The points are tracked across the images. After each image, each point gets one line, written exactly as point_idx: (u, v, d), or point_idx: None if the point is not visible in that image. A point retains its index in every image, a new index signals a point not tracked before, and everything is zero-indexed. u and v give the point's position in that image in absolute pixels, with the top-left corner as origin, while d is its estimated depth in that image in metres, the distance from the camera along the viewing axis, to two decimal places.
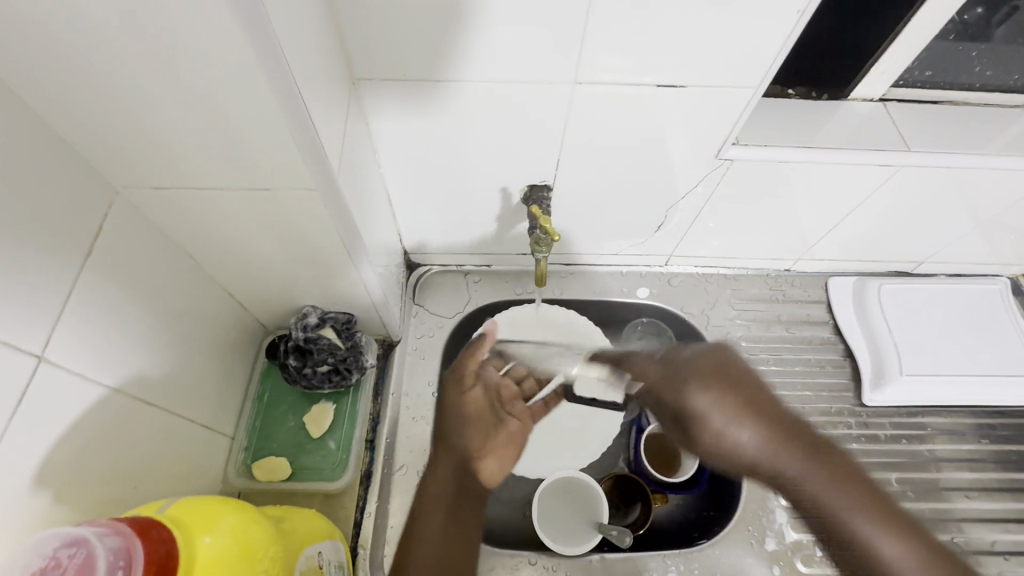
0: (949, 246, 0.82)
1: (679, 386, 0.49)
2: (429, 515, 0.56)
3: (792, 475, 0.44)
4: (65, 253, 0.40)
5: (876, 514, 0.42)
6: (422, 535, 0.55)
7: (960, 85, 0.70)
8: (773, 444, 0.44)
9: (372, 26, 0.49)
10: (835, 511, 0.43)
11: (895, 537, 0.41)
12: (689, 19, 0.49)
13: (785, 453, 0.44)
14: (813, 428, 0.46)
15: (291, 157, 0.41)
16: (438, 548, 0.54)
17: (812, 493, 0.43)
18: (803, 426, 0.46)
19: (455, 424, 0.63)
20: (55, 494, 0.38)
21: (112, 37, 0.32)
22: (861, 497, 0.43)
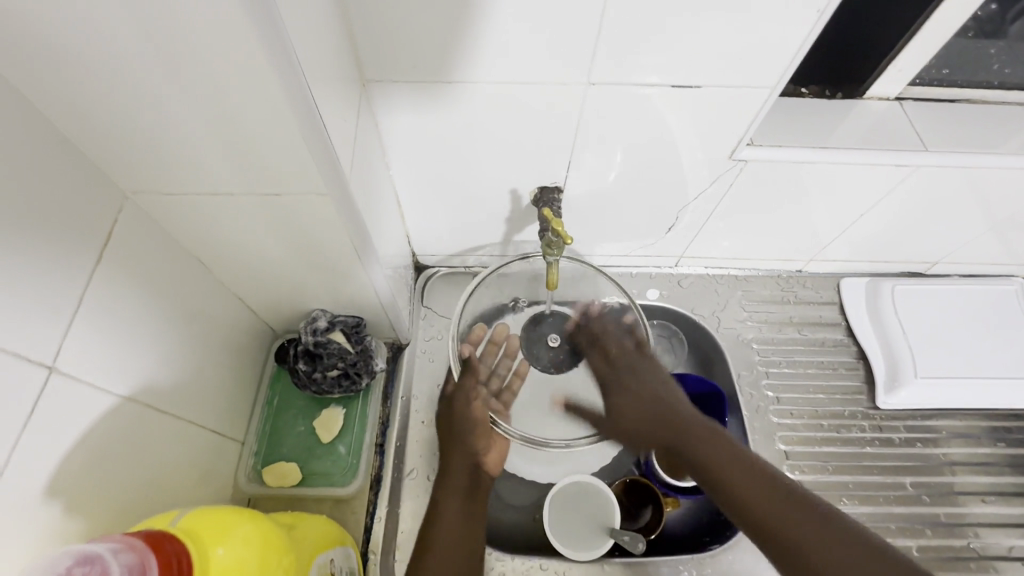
0: (965, 247, 0.80)
1: (614, 384, 0.68)
2: (442, 513, 0.64)
3: (698, 455, 0.59)
4: (76, 259, 0.40)
5: (775, 496, 0.53)
6: (437, 533, 0.62)
7: (979, 83, 0.69)
8: (677, 426, 0.62)
9: (382, 28, 0.48)
10: (737, 487, 0.54)
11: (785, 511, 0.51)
12: (706, 18, 0.48)
13: (690, 435, 0.60)
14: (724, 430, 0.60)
15: (303, 162, 0.41)
16: (450, 548, 0.62)
17: (715, 472, 0.56)
18: (713, 426, 0.61)
19: (465, 434, 0.69)
20: (67, 505, 0.38)
21: (123, 41, 0.32)
22: (763, 484, 0.54)
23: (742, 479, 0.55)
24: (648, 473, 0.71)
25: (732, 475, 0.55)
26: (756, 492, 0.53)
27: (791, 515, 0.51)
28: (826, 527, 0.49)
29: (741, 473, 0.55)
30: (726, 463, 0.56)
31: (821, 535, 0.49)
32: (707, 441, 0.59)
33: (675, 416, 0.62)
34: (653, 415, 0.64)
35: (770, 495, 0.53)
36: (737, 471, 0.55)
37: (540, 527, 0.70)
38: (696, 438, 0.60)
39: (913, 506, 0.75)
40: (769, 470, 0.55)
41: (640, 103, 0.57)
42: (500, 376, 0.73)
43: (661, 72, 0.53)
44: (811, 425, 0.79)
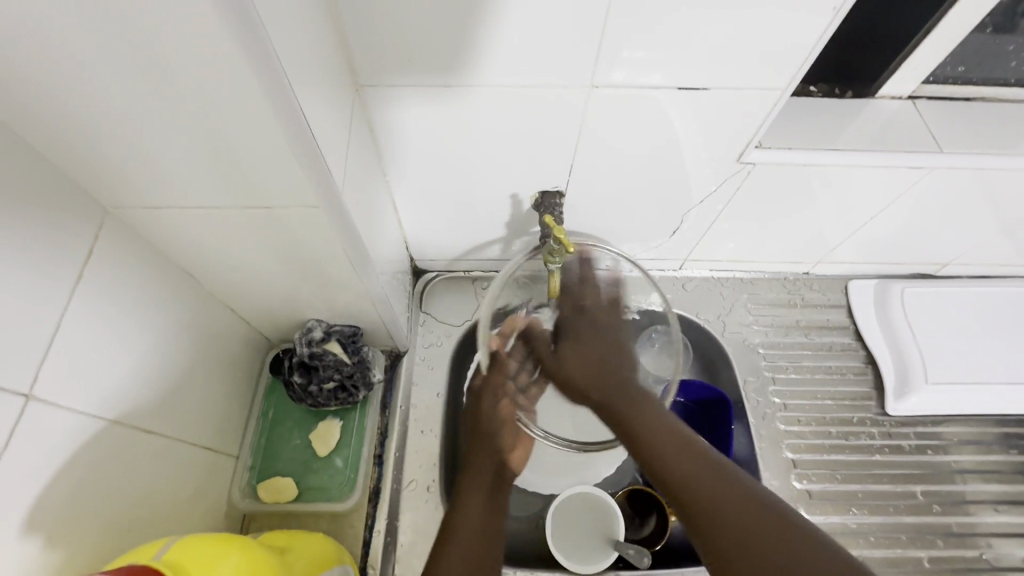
0: (977, 249, 0.78)
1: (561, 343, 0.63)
2: (466, 506, 0.60)
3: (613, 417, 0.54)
4: (55, 280, 0.38)
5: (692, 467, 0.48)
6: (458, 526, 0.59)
7: (994, 81, 0.67)
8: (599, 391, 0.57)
9: (373, 28, 0.46)
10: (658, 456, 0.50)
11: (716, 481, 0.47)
12: (712, 19, 0.46)
13: (618, 404, 0.55)
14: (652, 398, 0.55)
15: (290, 175, 0.39)
16: (473, 541, 0.58)
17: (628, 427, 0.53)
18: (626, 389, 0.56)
19: (493, 433, 0.67)
20: (47, 536, 0.37)
21: (93, 54, 0.30)
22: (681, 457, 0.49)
23: (657, 445, 0.51)
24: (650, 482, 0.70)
25: (659, 445, 0.50)
26: (688, 471, 0.48)
27: (723, 490, 0.46)
28: (777, 514, 0.44)
29: (680, 461, 0.49)
30: (664, 445, 0.51)
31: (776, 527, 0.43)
32: (638, 423, 0.53)
33: (614, 377, 0.57)
34: (617, 388, 0.56)
35: (716, 477, 0.47)
36: (692, 456, 0.49)
37: (543, 539, 0.69)
38: (632, 412, 0.54)
39: (923, 515, 0.73)
40: (684, 437, 0.51)
41: (645, 105, 0.54)
42: (528, 374, 0.69)
43: (666, 73, 0.51)
44: (819, 432, 0.77)
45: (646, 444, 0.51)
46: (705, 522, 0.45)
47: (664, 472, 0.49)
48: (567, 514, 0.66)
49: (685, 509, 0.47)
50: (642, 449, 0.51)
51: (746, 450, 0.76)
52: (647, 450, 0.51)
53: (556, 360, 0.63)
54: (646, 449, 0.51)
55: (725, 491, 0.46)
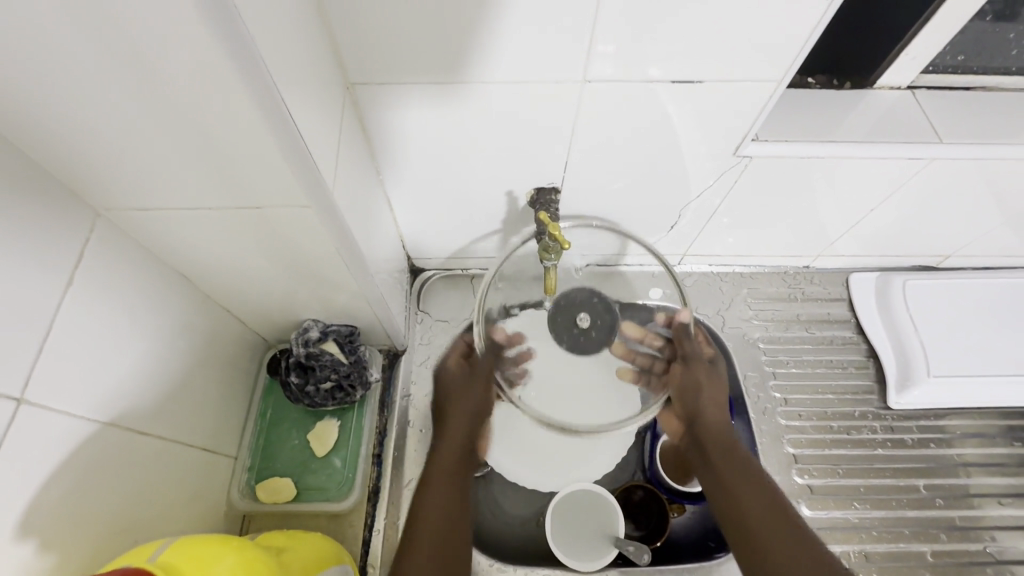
0: (980, 240, 0.78)
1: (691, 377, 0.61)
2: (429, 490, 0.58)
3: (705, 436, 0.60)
4: (46, 284, 0.38)
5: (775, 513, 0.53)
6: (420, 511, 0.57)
7: (994, 69, 0.66)
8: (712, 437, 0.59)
9: (363, 27, 0.46)
10: (727, 481, 0.56)
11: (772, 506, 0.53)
12: (704, 11, 0.46)
13: (721, 448, 0.58)
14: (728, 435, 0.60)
15: (280, 174, 0.39)
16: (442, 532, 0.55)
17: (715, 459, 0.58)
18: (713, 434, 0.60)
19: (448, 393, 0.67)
20: (41, 542, 0.37)
21: (72, 54, 0.30)
22: (759, 497, 0.54)
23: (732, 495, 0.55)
24: (653, 479, 0.70)
25: (743, 499, 0.54)
26: (761, 522, 0.52)
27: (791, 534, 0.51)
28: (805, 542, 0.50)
29: (763, 513, 0.53)
30: (766, 512, 0.53)
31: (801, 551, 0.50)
32: (732, 457, 0.58)
33: (734, 443, 0.59)
34: (715, 422, 0.60)
35: (809, 547, 0.50)
36: (767, 502, 0.54)
37: (542, 537, 0.68)
38: (730, 470, 0.57)
39: (926, 510, 0.73)
40: (777, 505, 0.54)
41: (643, 98, 0.54)
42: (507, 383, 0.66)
43: (665, 65, 0.51)
44: (821, 427, 0.77)
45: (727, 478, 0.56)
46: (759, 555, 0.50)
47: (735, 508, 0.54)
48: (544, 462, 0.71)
49: (736, 536, 0.53)
50: (732, 494, 0.55)
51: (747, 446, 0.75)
52: (731, 496, 0.55)
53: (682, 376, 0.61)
54: (732, 491, 0.55)
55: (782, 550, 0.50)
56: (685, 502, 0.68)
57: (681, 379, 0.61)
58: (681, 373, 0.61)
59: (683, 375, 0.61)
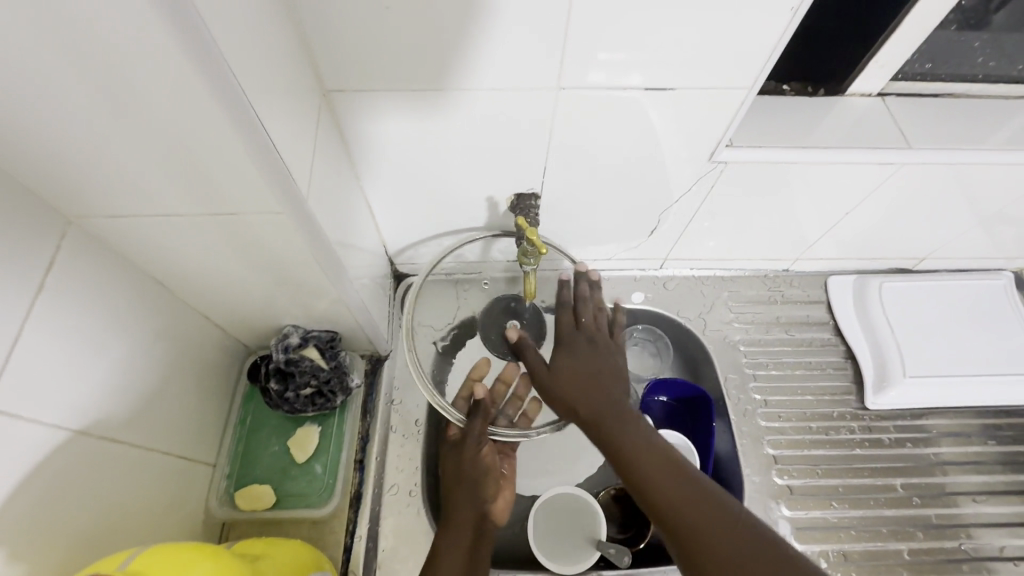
0: (952, 243, 0.79)
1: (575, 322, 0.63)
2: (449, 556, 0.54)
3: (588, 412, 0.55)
4: (15, 290, 0.38)
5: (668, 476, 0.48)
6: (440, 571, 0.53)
7: (962, 77, 0.68)
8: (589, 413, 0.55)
9: (338, 34, 0.46)
10: (642, 462, 0.49)
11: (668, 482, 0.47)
12: (674, 18, 0.46)
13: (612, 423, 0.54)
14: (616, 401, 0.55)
15: (253, 181, 0.39)
16: None
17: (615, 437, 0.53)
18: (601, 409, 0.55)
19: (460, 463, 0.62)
20: (9, 551, 0.37)
21: (38, 62, 0.30)
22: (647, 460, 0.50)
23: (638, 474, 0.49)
24: None
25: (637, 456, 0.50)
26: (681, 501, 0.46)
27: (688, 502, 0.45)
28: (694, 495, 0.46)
29: (682, 495, 0.46)
30: (649, 454, 0.50)
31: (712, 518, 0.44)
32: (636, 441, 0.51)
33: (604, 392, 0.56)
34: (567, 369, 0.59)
35: (704, 500, 0.45)
36: (665, 466, 0.49)
37: (524, 541, 0.69)
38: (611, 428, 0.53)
39: (904, 508, 0.74)
40: (661, 449, 0.50)
41: (618, 106, 0.55)
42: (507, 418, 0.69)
43: (639, 73, 0.51)
44: (800, 428, 0.78)
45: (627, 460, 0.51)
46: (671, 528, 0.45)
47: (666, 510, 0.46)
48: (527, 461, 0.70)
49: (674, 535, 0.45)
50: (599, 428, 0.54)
51: (728, 448, 0.76)
52: (650, 482, 0.48)
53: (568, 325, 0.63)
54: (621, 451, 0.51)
55: (685, 505, 0.45)
56: None
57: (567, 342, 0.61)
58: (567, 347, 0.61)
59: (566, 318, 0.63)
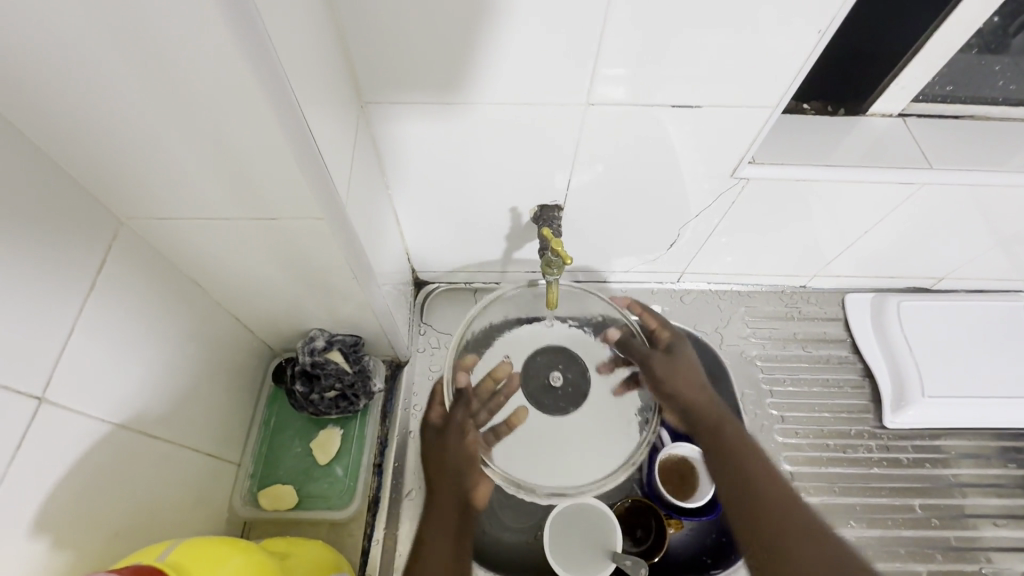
0: (971, 263, 0.79)
1: (671, 371, 0.69)
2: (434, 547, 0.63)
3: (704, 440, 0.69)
4: (69, 286, 0.40)
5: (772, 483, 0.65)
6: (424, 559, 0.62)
7: (983, 99, 0.68)
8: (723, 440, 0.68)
9: (380, 47, 0.48)
10: (738, 453, 0.68)
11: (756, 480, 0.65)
12: (703, 37, 0.48)
13: (744, 453, 0.68)
14: (749, 441, 0.70)
15: (300, 189, 0.41)
16: None
17: (733, 454, 0.67)
18: (731, 434, 0.69)
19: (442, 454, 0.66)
20: (54, 539, 0.38)
21: (111, 71, 0.32)
22: (765, 482, 0.65)
23: (767, 541, 0.61)
24: (650, 493, 0.69)
25: (778, 524, 0.61)
26: (797, 545, 0.59)
27: (792, 533, 0.61)
28: (799, 506, 0.64)
29: (773, 492, 0.64)
30: (772, 496, 0.64)
31: (800, 522, 0.62)
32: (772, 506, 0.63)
33: (728, 435, 0.69)
34: (705, 405, 0.71)
35: (783, 494, 0.64)
36: (775, 477, 0.66)
37: (539, 551, 0.69)
38: (736, 440, 0.69)
39: (922, 529, 0.73)
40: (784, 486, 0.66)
41: (645, 121, 0.56)
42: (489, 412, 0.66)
43: (666, 90, 0.53)
44: (816, 444, 0.78)
45: (781, 538, 0.60)
46: (788, 558, 0.58)
47: (776, 529, 0.61)
48: (518, 457, 0.65)
49: (780, 560, 0.59)
50: (742, 472, 0.66)
51: None
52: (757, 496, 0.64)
53: (671, 378, 0.68)
54: (760, 517, 0.62)
55: (785, 512, 0.62)
56: (682, 518, 0.67)
57: (657, 375, 0.68)
58: (659, 378, 0.68)
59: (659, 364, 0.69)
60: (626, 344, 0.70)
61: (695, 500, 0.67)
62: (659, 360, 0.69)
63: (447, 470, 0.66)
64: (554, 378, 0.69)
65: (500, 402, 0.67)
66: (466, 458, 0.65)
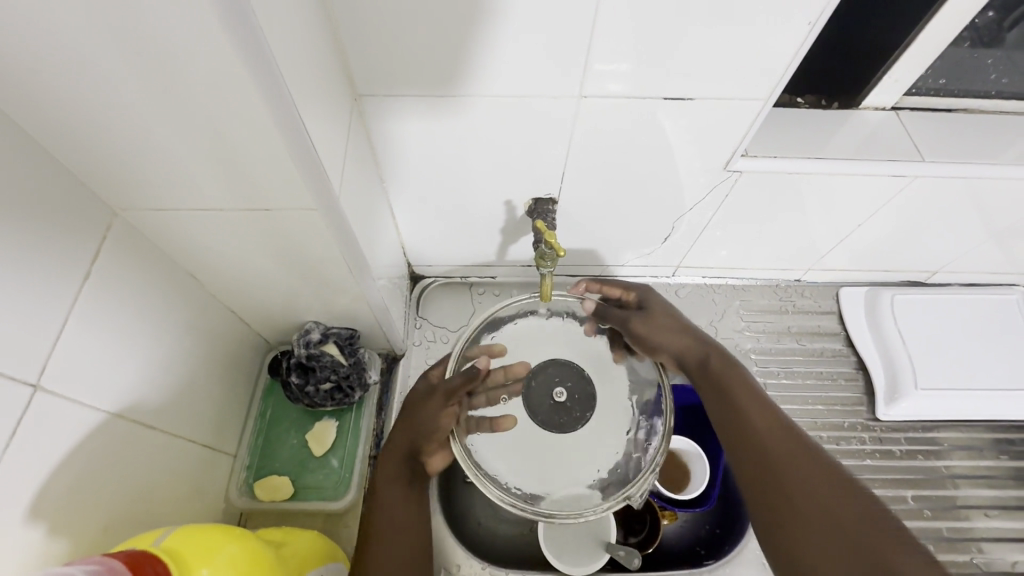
0: (964, 257, 0.80)
1: (648, 330, 0.65)
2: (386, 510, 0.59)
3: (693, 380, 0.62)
4: (64, 277, 0.40)
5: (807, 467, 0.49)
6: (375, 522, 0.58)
7: (976, 93, 0.69)
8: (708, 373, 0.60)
9: (373, 40, 0.48)
10: (743, 412, 0.55)
11: (778, 454, 0.50)
12: (694, 29, 0.48)
13: (764, 421, 0.53)
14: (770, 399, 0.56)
15: (293, 180, 0.41)
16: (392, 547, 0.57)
17: (738, 419, 0.55)
18: (743, 385, 0.57)
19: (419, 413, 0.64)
20: (49, 527, 0.39)
21: (103, 61, 0.32)
22: (792, 453, 0.50)
23: (775, 511, 0.48)
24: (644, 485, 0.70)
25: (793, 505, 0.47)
26: (808, 531, 0.45)
27: (821, 530, 0.45)
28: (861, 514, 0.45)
29: (804, 483, 0.47)
30: (809, 490, 0.47)
31: (856, 522, 0.44)
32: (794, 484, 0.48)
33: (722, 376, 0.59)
34: (680, 345, 0.63)
35: (817, 472, 0.48)
36: (816, 463, 0.49)
37: (534, 543, 0.69)
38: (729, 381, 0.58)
39: (914, 520, 0.74)
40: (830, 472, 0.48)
41: (639, 114, 0.56)
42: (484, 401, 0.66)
43: (660, 83, 0.53)
44: (810, 437, 0.78)
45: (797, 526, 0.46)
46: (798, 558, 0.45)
47: (790, 505, 0.47)
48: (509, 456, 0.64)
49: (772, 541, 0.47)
50: (737, 413, 0.55)
51: None
52: (778, 483, 0.48)
53: (648, 333, 0.65)
54: (766, 482, 0.49)
55: (815, 495, 0.47)
56: (677, 510, 0.68)
57: (638, 334, 0.66)
58: (639, 335, 0.66)
59: (640, 321, 0.66)
60: (603, 314, 0.69)
61: (688, 493, 0.69)
62: (633, 319, 0.67)
63: (414, 429, 0.64)
64: (558, 395, 0.67)
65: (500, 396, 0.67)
66: (436, 426, 0.64)
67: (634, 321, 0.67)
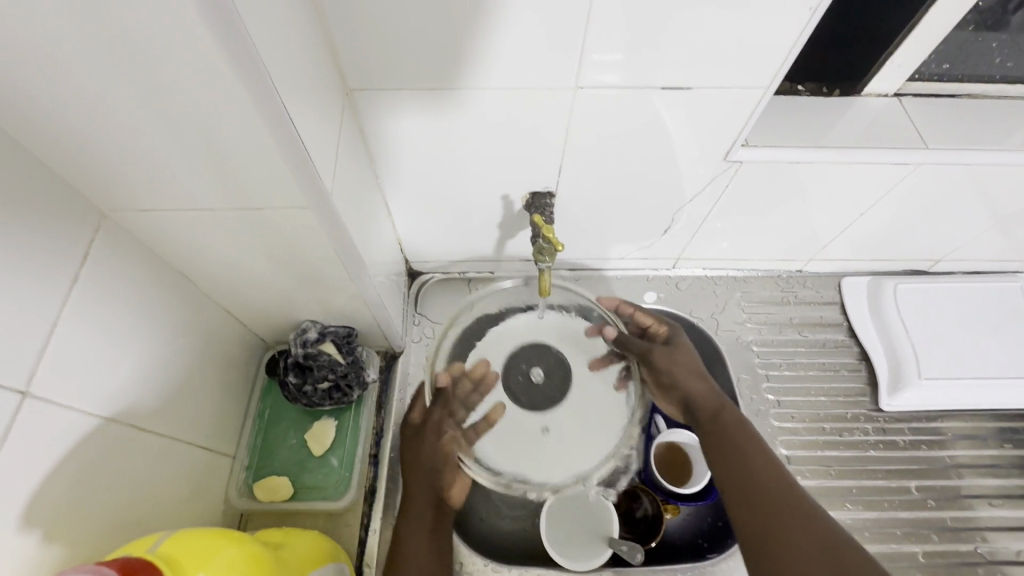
0: (967, 245, 0.79)
1: (672, 368, 0.65)
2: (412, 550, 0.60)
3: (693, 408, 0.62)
4: (52, 282, 0.39)
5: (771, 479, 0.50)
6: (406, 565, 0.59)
7: (980, 77, 0.68)
8: (701, 404, 0.61)
9: (364, 33, 0.47)
10: (723, 427, 0.57)
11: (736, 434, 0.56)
12: (693, 17, 0.47)
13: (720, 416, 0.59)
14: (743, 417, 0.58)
15: (283, 179, 0.40)
16: None
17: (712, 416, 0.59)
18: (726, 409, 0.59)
19: (421, 449, 0.66)
20: (44, 534, 0.38)
21: (80, 62, 0.31)
22: (761, 468, 0.51)
23: (763, 522, 0.46)
24: (646, 478, 0.70)
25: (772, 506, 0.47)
26: (780, 510, 0.47)
27: (792, 523, 0.45)
28: (811, 517, 0.45)
29: (764, 475, 0.50)
30: (753, 474, 0.51)
31: (807, 522, 0.44)
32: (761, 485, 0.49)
33: (730, 429, 0.56)
34: (701, 391, 0.62)
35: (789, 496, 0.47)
36: (781, 484, 0.49)
37: (536, 539, 0.69)
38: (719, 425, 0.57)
39: (918, 510, 0.73)
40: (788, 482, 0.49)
41: (636, 105, 0.55)
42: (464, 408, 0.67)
43: (657, 72, 0.52)
44: (813, 428, 0.78)
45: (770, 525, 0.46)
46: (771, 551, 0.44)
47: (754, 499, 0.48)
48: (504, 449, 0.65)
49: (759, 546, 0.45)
50: (736, 451, 0.54)
51: None
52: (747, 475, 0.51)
53: (667, 365, 0.66)
54: (733, 471, 0.52)
55: (779, 519, 0.46)
56: (679, 503, 0.67)
57: (656, 366, 0.66)
58: (658, 367, 0.66)
59: (673, 355, 0.67)
60: (623, 340, 0.69)
61: (690, 487, 0.68)
62: (658, 352, 0.67)
63: (422, 466, 0.65)
64: (535, 374, 0.69)
65: (476, 399, 0.67)
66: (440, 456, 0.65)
67: (665, 354, 0.67)
